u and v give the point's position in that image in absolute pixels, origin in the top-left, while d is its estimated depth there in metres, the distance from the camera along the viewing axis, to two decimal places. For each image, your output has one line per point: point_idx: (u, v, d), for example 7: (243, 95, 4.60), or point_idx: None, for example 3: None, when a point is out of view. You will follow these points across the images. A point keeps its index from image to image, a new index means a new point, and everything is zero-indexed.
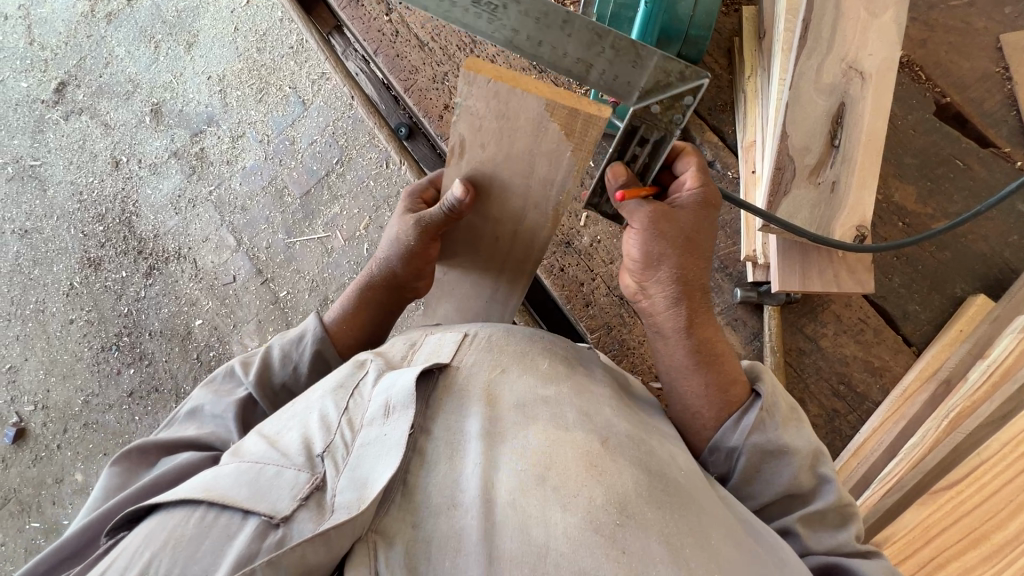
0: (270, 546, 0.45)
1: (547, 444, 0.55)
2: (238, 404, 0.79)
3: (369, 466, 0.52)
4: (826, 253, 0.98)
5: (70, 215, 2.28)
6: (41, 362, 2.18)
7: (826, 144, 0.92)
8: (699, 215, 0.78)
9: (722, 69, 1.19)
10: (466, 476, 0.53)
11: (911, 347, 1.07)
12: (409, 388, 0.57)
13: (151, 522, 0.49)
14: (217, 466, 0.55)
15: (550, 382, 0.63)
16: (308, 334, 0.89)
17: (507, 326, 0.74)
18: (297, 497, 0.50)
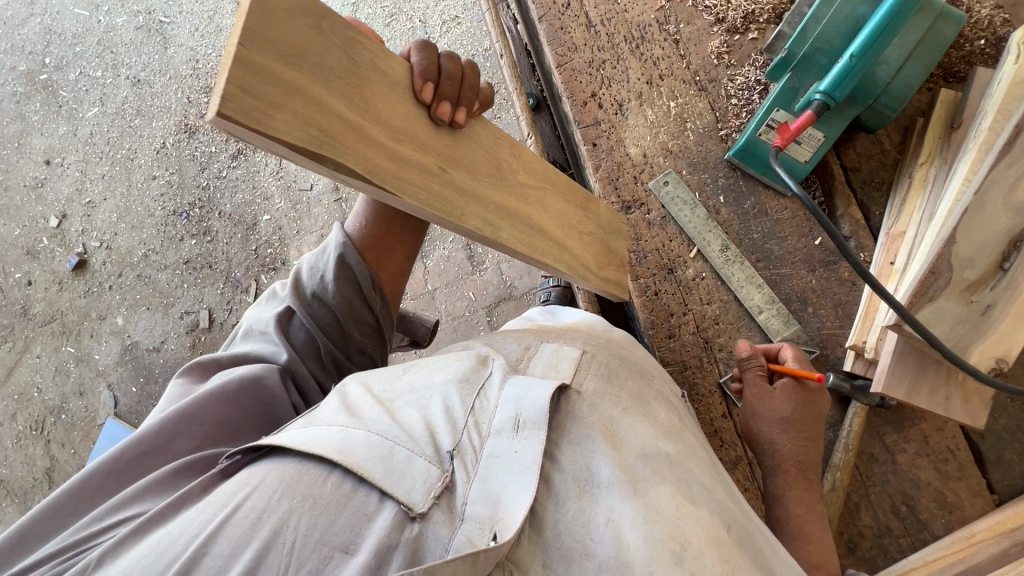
0: (408, 542, 0.48)
1: (679, 515, 0.53)
2: (276, 317, 0.84)
3: (500, 482, 0.53)
4: (945, 373, 0.92)
5: (183, 79, 2.35)
6: (117, 206, 2.28)
7: (994, 264, 0.85)
8: (806, 404, 0.89)
9: (891, 146, 1.12)
10: (598, 528, 0.53)
11: (993, 494, 1.00)
12: (542, 407, 0.57)
13: (285, 467, 0.51)
14: (344, 423, 0.55)
15: (670, 438, 0.61)
16: (330, 245, 0.88)
17: (615, 351, 0.73)
18: (431, 494, 0.51)
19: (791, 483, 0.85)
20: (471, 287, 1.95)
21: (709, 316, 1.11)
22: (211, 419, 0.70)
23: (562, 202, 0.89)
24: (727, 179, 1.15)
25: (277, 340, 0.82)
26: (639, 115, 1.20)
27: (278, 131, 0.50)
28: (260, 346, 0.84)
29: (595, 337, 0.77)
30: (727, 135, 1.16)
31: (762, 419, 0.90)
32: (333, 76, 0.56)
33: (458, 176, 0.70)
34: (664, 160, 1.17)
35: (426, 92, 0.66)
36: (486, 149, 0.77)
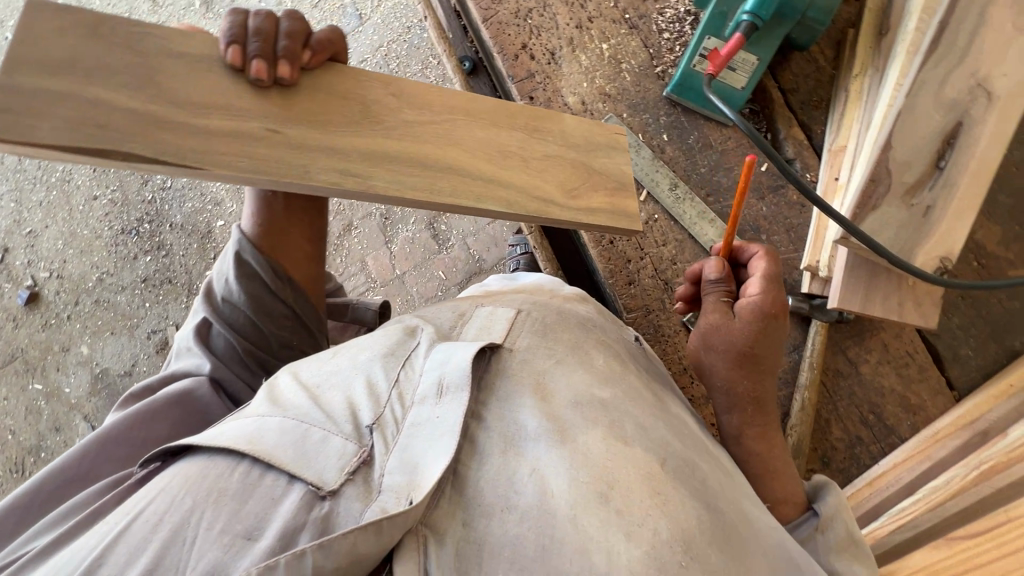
0: (316, 521, 0.46)
1: (609, 458, 0.53)
2: (196, 329, 0.83)
3: (418, 451, 0.52)
4: (895, 279, 0.93)
5: None
6: (61, 232, 2.18)
7: (931, 164, 0.85)
8: (759, 328, 0.76)
9: (826, 62, 1.11)
10: (523, 480, 0.51)
11: (953, 391, 1.04)
12: (465, 368, 0.56)
13: (193, 465, 0.49)
14: (260, 414, 0.54)
15: (607, 383, 0.61)
16: (229, 247, 0.86)
17: (554, 304, 0.73)
18: (345, 470, 0.50)
19: (749, 420, 0.77)
20: (440, 266, 1.92)
21: (666, 257, 1.11)
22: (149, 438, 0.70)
23: (492, 130, 0.81)
24: (669, 116, 1.13)
25: (199, 352, 0.81)
26: (574, 62, 1.16)
27: (39, 138, 0.58)
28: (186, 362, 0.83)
29: (536, 296, 0.77)
30: (663, 72, 1.14)
31: (719, 352, 0.78)
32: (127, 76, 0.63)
33: (297, 134, 0.69)
34: (604, 105, 1.15)
35: (233, 60, 0.67)
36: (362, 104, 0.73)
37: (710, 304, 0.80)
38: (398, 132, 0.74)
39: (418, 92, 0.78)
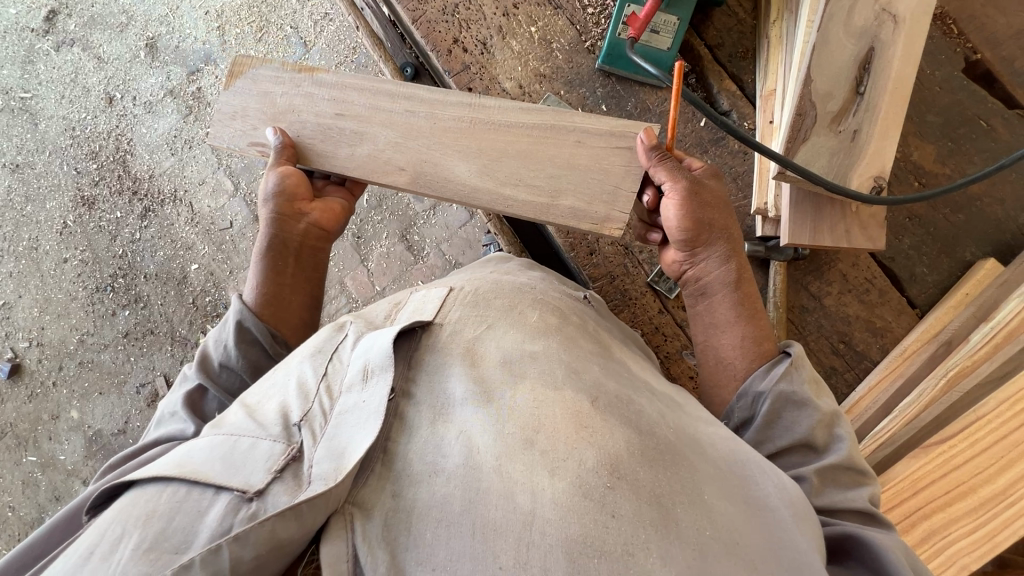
0: (242, 521, 0.45)
1: (535, 406, 0.55)
2: (185, 394, 0.78)
3: (347, 434, 0.53)
4: (839, 207, 0.96)
5: (63, 151, 2.23)
6: (35, 299, 2.16)
7: (851, 91, 0.88)
8: (717, 183, 0.85)
9: (746, 14, 1.14)
10: (448, 441, 0.53)
11: (915, 309, 1.06)
12: (386, 350, 0.58)
13: (126, 499, 0.50)
14: (192, 444, 0.55)
15: (539, 338, 0.64)
16: (229, 315, 0.85)
17: (490, 278, 0.76)
18: (272, 470, 0.50)
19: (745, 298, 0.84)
20: (417, 276, 1.92)
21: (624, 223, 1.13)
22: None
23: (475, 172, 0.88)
24: (605, 87, 1.16)
25: (185, 416, 0.74)
26: (507, 50, 1.19)
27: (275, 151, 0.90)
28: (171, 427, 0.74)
29: (479, 273, 0.80)
30: (593, 46, 1.17)
31: (708, 209, 0.82)
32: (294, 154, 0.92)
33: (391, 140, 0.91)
34: (542, 86, 1.17)
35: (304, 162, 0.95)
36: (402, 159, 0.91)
37: (666, 169, 0.81)
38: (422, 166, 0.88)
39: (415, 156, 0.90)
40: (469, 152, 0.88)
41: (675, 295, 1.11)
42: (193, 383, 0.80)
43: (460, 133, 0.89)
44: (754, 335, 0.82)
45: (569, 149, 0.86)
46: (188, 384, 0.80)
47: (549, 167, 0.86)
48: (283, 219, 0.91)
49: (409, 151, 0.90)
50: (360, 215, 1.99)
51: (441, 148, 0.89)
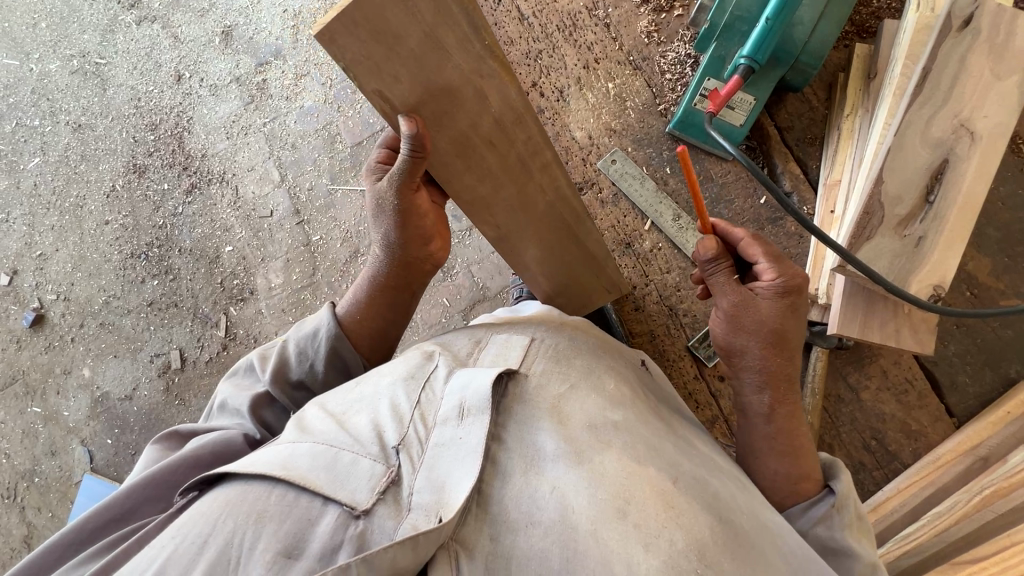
0: (352, 537, 0.53)
1: (623, 473, 0.57)
2: (253, 397, 0.84)
3: (445, 469, 0.58)
4: (892, 305, 0.96)
5: (126, 119, 2.31)
6: (71, 255, 2.22)
7: (920, 198, 0.90)
8: (781, 309, 0.76)
9: (819, 102, 1.17)
10: (542, 496, 0.57)
11: (952, 418, 1.06)
12: (485, 393, 0.62)
13: (232, 489, 0.56)
14: (291, 442, 0.61)
15: (617, 406, 0.65)
16: (322, 331, 0.89)
17: (566, 331, 0.79)
18: (375, 490, 0.57)
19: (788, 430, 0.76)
20: (444, 293, 1.94)
21: (670, 284, 1.15)
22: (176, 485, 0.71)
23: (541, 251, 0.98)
24: (671, 150, 1.19)
25: (249, 420, 0.82)
26: (580, 99, 1.24)
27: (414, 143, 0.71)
28: (237, 423, 0.82)
29: (552, 321, 0.82)
30: (666, 109, 1.21)
31: (748, 332, 0.76)
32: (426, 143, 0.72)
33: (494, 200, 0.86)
34: (609, 139, 1.21)
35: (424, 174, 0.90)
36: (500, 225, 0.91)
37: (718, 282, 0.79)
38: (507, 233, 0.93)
39: (509, 227, 0.91)
40: (548, 244, 0.97)
41: (714, 363, 1.11)
42: (262, 388, 0.86)
43: (552, 229, 0.94)
44: (791, 474, 0.73)
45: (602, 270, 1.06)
46: (256, 387, 0.87)
47: (579, 278, 1.05)
48: (409, 257, 0.93)
49: (513, 219, 0.90)
50: None
51: (534, 230, 0.93)
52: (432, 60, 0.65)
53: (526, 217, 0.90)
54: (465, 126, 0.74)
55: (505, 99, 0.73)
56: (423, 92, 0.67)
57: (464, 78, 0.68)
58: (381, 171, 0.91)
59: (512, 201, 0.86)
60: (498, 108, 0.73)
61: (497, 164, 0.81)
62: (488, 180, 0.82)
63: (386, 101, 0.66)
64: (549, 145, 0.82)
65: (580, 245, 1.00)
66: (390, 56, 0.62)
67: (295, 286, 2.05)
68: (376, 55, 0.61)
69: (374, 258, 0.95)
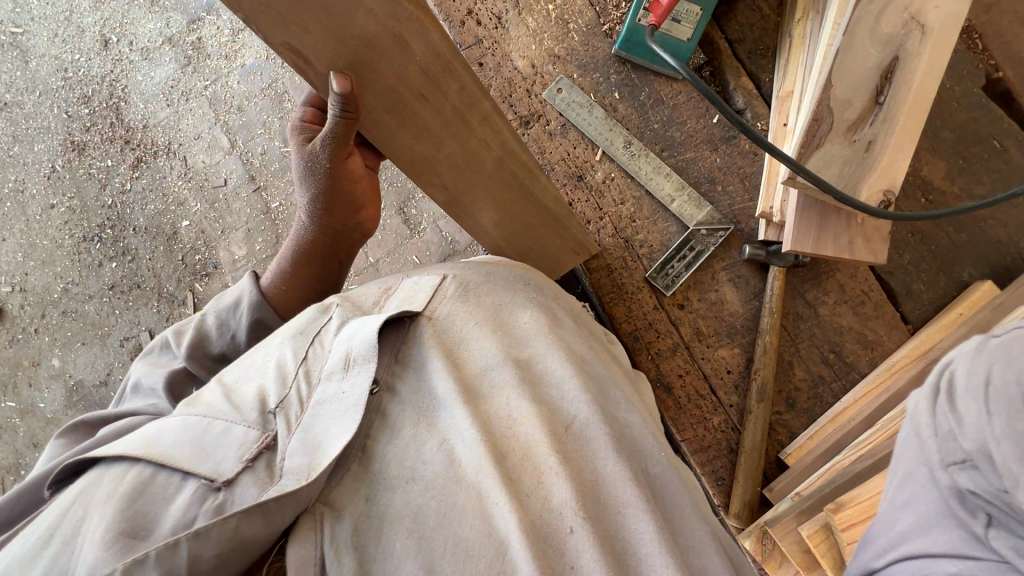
0: (207, 512, 0.51)
1: (506, 424, 0.60)
2: (169, 374, 0.80)
3: (321, 430, 0.59)
4: (844, 218, 0.95)
5: (54, 93, 2.15)
6: (19, 244, 2.11)
7: (870, 100, 0.86)
8: None
9: (770, 10, 1.11)
10: (427, 453, 0.57)
11: (907, 324, 1.06)
12: (370, 342, 0.62)
13: (92, 474, 0.56)
14: (164, 421, 0.61)
15: (517, 345, 0.66)
16: (245, 301, 0.88)
17: (486, 266, 0.76)
18: (243, 458, 0.56)
19: None
20: (412, 251, 1.88)
21: (625, 216, 1.12)
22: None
23: (498, 209, 0.91)
24: (619, 74, 1.13)
25: (161, 396, 0.77)
26: (520, 25, 1.15)
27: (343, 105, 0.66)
28: (149, 400, 0.78)
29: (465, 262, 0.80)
30: (610, 29, 1.13)
31: None
32: (353, 104, 0.67)
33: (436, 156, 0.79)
34: (554, 67, 1.14)
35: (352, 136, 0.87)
36: (447, 183, 0.85)
37: None
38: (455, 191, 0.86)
39: (457, 185, 0.85)
40: (504, 205, 0.91)
41: (673, 291, 1.10)
42: (179, 363, 0.82)
43: (507, 189, 0.88)
44: None
45: (576, 233, 1.02)
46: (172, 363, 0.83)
47: (543, 242, 1.01)
48: (336, 226, 0.93)
49: (461, 179, 0.84)
50: None
51: (485, 186, 0.86)
52: (338, 6, 0.57)
53: (475, 172, 0.83)
54: (391, 77, 0.67)
55: (429, 46, 0.65)
56: (338, 43, 0.61)
57: (380, 26, 0.61)
58: (307, 129, 0.86)
59: (455, 160, 0.80)
60: (424, 58, 0.66)
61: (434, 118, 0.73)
62: (427, 138, 0.76)
63: (299, 55, 0.61)
64: (488, 96, 0.75)
65: (538, 202, 0.93)
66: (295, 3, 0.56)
67: (259, 256, 1.97)
68: (277, 3, 0.56)
69: (302, 222, 0.94)
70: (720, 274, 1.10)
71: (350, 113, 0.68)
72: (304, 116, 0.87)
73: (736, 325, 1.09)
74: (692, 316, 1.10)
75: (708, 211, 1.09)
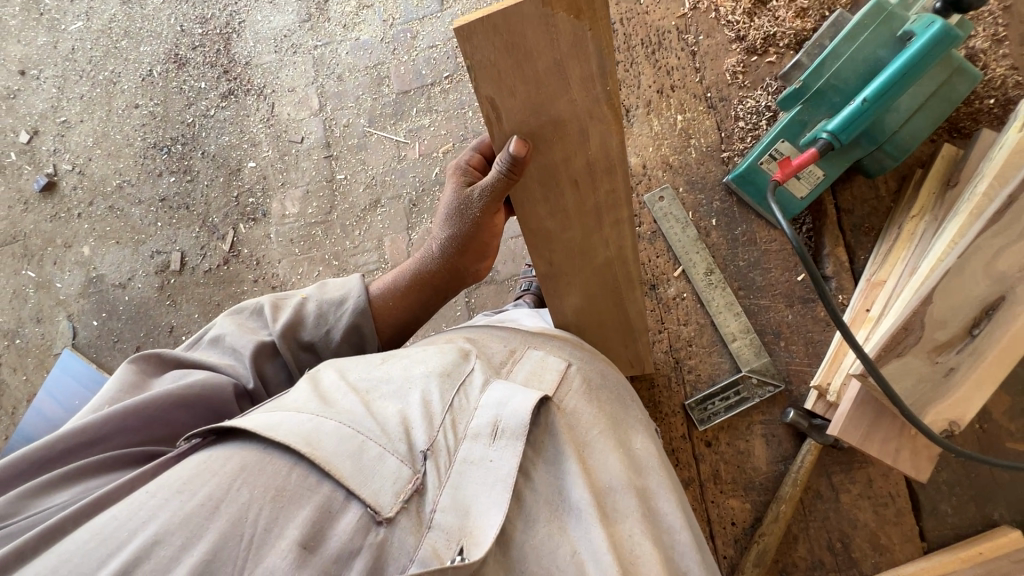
0: (371, 545, 0.55)
1: (632, 555, 0.60)
2: (258, 345, 0.83)
3: (472, 493, 0.60)
4: (898, 424, 0.94)
5: (177, 5, 2.20)
6: (94, 131, 2.16)
7: (964, 328, 0.86)
8: None
9: (886, 193, 1.12)
10: (563, 559, 0.59)
11: (923, 541, 1.04)
12: (523, 419, 0.63)
13: (250, 453, 0.58)
14: (315, 415, 0.63)
15: (636, 468, 0.68)
16: (350, 302, 0.89)
17: (599, 365, 0.79)
18: (399, 497, 0.59)
19: None
20: None
21: (683, 337, 1.13)
22: (174, 422, 0.72)
23: (586, 298, 0.91)
24: (722, 202, 1.15)
25: (247, 366, 0.81)
26: (645, 124, 1.19)
27: (508, 167, 0.67)
28: (233, 363, 0.82)
29: (579, 347, 0.83)
30: (729, 158, 1.15)
31: None
32: (517, 168, 0.68)
33: (552, 235, 0.79)
34: (663, 174, 1.18)
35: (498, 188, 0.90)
36: (552, 263, 0.84)
37: None
38: (555, 272, 0.85)
39: (559, 272, 0.86)
40: (590, 295, 0.90)
41: (705, 428, 1.10)
42: (268, 337, 0.85)
43: (600, 285, 0.89)
44: None
45: (639, 349, 1.03)
46: (260, 333, 0.86)
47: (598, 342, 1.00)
48: (455, 265, 0.96)
49: (569, 263, 0.84)
50: (424, 186, 1.87)
51: (584, 277, 0.87)
52: (550, 86, 0.59)
53: (577, 261, 0.84)
54: (557, 158, 0.68)
55: (604, 144, 0.66)
56: (532, 113, 0.62)
57: (574, 114, 0.63)
58: (470, 174, 0.90)
59: (572, 246, 0.81)
60: (595, 152, 0.67)
61: (572, 204, 0.75)
62: (559, 217, 0.76)
63: (495, 110, 0.62)
64: (628, 203, 0.75)
65: (620, 309, 0.95)
66: (517, 69, 0.57)
67: (308, 220, 1.94)
68: (502, 66, 0.57)
69: (428, 250, 0.97)
70: (755, 427, 1.09)
71: (514, 174, 0.69)
72: (472, 156, 0.91)
73: (754, 481, 1.07)
74: (715, 457, 1.09)
75: (762, 361, 1.09)
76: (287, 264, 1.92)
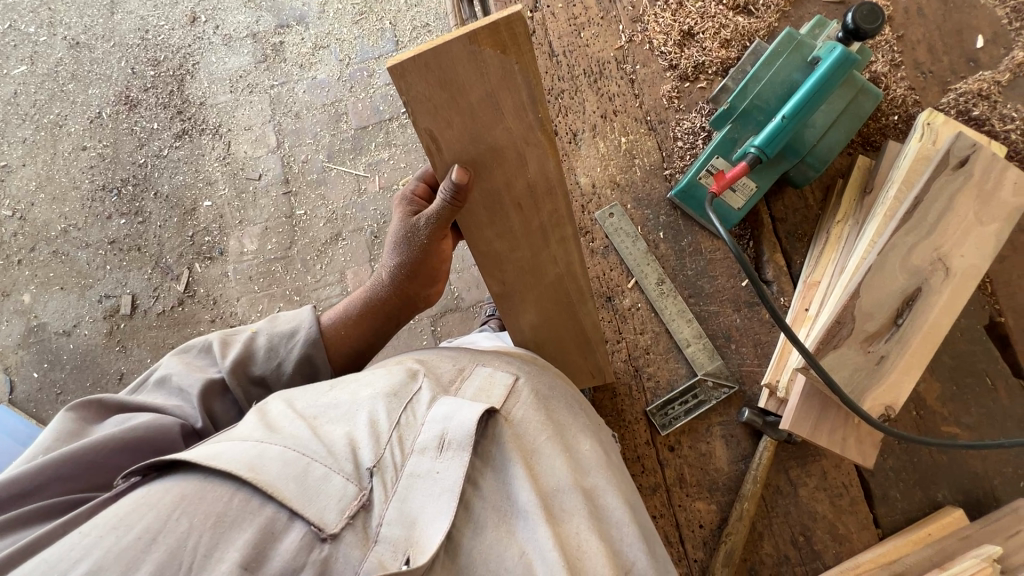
0: (315, 562, 0.56)
1: (578, 553, 0.62)
2: (206, 382, 0.81)
3: (417, 506, 0.62)
4: (843, 416, 1.00)
5: (127, 48, 2.18)
6: (37, 175, 2.09)
7: (890, 319, 0.93)
8: None
9: (814, 203, 1.21)
10: (510, 561, 0.61)
11: (878, 528, 1.09)
12: (468, 432, 0.65)
13: (190, 483, 0.58)
14: (260, 441, 0.63)
15: (583, 471, 0.70)
16: (301, 333, 0.89)
17: (548, 376, 0.81)
18: (345, 514, 0.60)
19: None
20: None
21: (641, 345, 1.18)
22: (114, 467, 0.69)
23: (544, 311, 0.94)
24: (668, 217, 1.22)
25: (195, 405, 0.79)
26: (592, 146, 1.26)
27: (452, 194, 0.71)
28: (180, 403, 0.80)
29: (529, 361, 0.85)
30: (671, 176, 1.23)
31: None
32: (460, 195, 0.72)
33: (503, 251, 0.82)
34: (612, 192, 1.24)
35: None
36: (507, 280, 0.87)
37: None
38: (511, 289, 0.89)
39: (515, 288, 0.89)
40: (545, 312, 0.95)
41: (667, 432, 1.13)
42: (217, 374, 0.84)
43: (555, 301, 0.93)
44: None
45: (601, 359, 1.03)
46: (209, 371, 0.84)
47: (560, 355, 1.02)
48: (406, 291, 0.98)
49: (521, 280, 0.88)
50: (386, 217, 1.89)
51: (538, 293, 0.90)
52: (485, 117, 0.64)
53: (526, 279, 0.88)
54: (499, 182, 0.73)
55: (543, 168, 0.71)
56: (470, 142, 0.67)
57: (510, 141, 0.67)
58: (416, 202, 0.93)
59: (522, 265, 0.85)
60: (534, 176, 0.72)
61: (518, 224, 0.79)
62: (508, 237, 0.80)
63: (434, 141, 0.66)
64: (572, 221, 0.79)
65: (576, 322, 0.98)
66: (451, 102, 0.62)
67: (268, 255, 1.92)
68: (437, 99, 0.61)
69: (379, 277, 0.98)
70: (715, 428, 1.13)
71: (457, 200, 0.72)
72: (415, 186, 0.94)
73: (718, 483, 1.10)
74: (679, 460, 1.12)
75: (716, 364, 1.14)
76: (246, 302, 1.89)
